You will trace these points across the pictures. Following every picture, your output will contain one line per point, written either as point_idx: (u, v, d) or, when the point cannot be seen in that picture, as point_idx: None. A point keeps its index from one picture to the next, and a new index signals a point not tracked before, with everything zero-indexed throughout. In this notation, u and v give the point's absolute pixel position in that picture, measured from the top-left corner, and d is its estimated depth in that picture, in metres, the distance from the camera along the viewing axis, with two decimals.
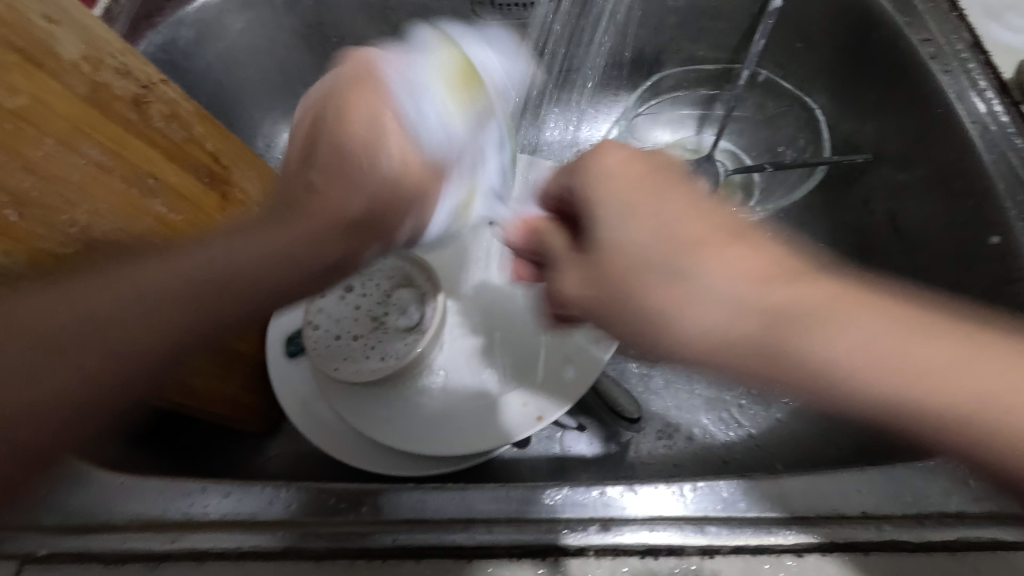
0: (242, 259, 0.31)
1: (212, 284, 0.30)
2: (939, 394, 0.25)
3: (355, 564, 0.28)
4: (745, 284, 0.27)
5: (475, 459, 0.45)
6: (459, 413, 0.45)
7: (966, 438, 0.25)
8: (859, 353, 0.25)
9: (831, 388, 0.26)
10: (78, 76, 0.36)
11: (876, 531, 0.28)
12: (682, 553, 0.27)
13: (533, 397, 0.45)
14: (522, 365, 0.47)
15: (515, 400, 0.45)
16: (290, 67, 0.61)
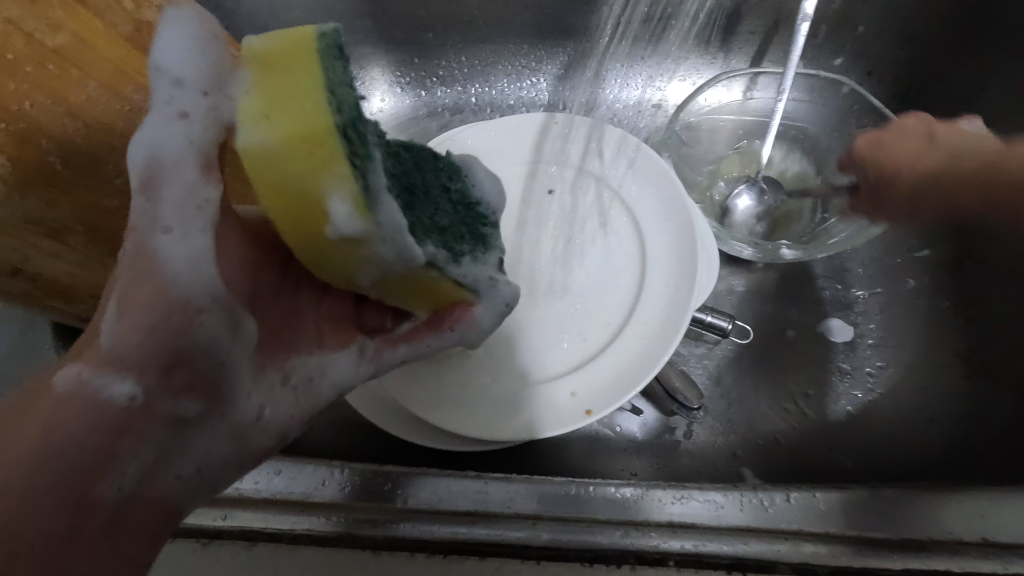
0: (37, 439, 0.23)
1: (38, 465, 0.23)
2: None
3: (414, 557, 0.26)
4: None
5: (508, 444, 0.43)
6: (495, 378, 0.43)
7: None
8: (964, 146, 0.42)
9: None
10: (121, 15, 0.33)
11: (1001, 564, 0.24)
12: (773, 570, 0.25)
13: (585, 390, 0.42)
14: (575, 359, 0.44)
15: (565, 392, 0.42)
16: (337, 12, 0.57)
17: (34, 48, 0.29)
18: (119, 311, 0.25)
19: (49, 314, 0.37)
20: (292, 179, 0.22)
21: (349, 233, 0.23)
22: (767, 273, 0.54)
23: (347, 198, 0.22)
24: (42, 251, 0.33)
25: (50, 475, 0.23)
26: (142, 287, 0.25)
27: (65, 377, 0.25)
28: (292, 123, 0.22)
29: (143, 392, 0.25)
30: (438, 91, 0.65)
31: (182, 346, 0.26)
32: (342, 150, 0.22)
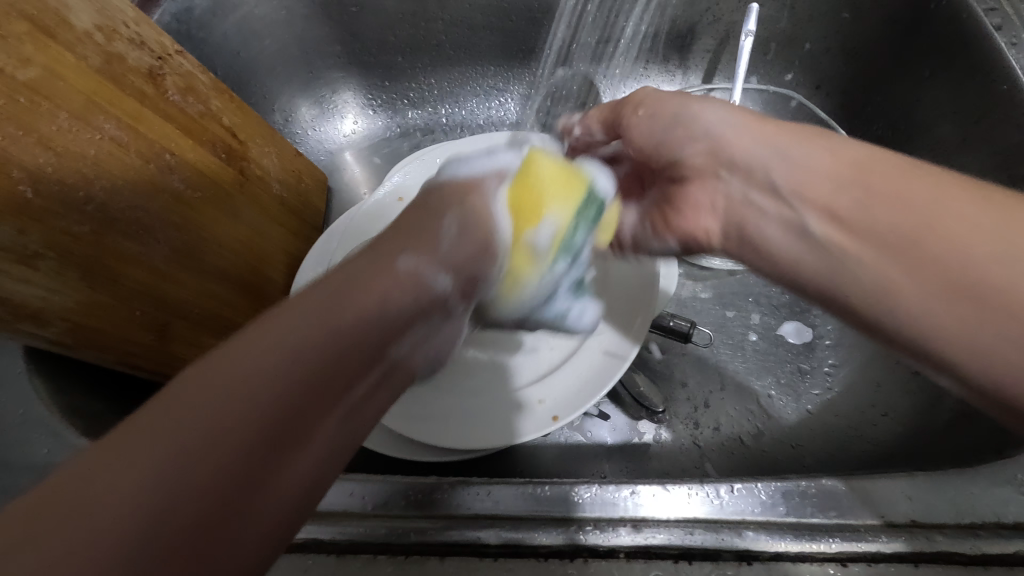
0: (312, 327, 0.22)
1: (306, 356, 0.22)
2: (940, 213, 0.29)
3: (378, 559, 0.27)
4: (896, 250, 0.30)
5: (481, 453, 0.44)
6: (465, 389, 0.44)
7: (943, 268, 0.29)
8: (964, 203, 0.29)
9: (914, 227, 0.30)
10: (92, 48, 0.36)
11: (927, 542, 0.26)
12: (718, 559, 0.26)
13: (551, 399, 0.43)
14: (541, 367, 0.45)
15: (534, 399, 0.44)
16: (307, 39, 0.59)
17: (5, 82, 0.31)
18: (454, 225, 0.30)
19: (21, 337, 0.37)
20: (548, 189, 0.33)
21: (547, 242, 0.33)
22: (729, 278, 0.56)
23: (560, 220, 0.33)
24: (12, 277, 0.33)
25: (327, 358, 0.22)
26: (476, 211, 0.31)
27: (402, 261, 0.27)
28: (557, 172, 0.34)
29: (447, 289, 0.29)
30: (409, 113, 0.67)
31: (400, 318, 0.26)
32: (583, 195, 0.34)
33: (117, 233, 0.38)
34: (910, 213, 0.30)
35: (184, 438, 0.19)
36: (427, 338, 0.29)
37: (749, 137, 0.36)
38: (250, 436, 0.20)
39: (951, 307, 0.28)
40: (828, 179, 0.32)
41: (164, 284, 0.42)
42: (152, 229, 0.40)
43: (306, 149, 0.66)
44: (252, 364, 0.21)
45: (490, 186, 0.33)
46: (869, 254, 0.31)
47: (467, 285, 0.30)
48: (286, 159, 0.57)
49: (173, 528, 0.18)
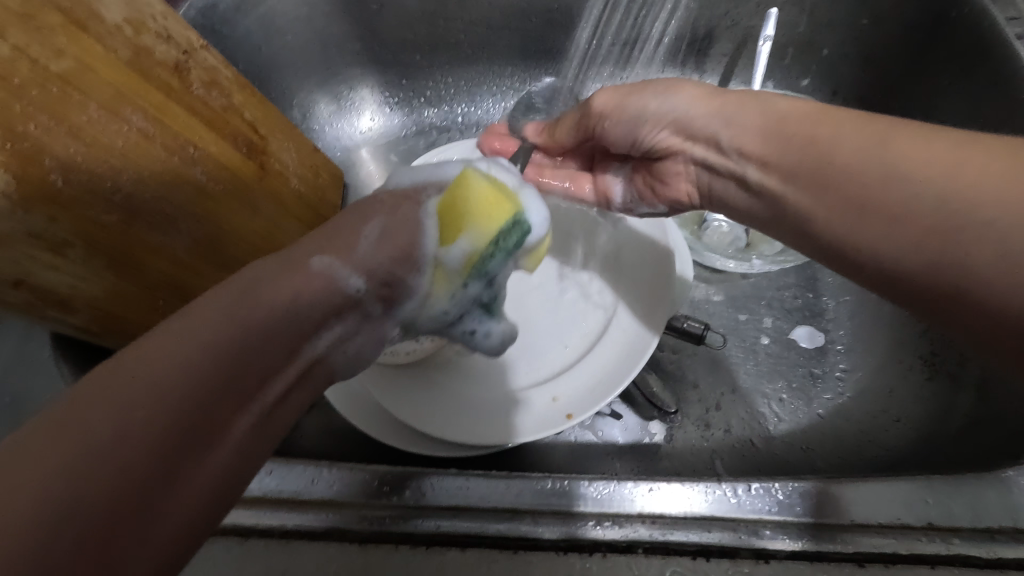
0: (234, 319, 0.22)
1: (225, 350, 0.22)
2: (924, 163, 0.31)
3: (399, 549, 0.28)
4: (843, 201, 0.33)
5: (495, 450, 0.44)
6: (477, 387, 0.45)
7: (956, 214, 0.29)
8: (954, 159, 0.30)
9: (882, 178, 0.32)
10: (121, 41, 0.37)
11: (944, 544, 0.26)
12: (736, 556, 0.27)
13: (579, 369, 0.45)
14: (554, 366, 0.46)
15: (547, 396, 0.44)
16: (328, 36, 0.60)
17: (38, 72, 0.32)
18: (379, 229, 0.29)
19: (50, 323, 0.39)
20: (468, 206, 0.30)
21: (454, 264, 0.31)
22: (742, 281, 0.56)
23: (471, 245, 0.30)
24: (42, 264, 0.34)
25: (246, 353, 0.22)
26: (407, 219, 0.30)
27: (313, 262, 0.26)
28: (489, 193, 0.31)
29: (362, 292, 0.28)
30: (425, 112, 0.67)
31: (313, 318, 0.25)
32: (505, 222, 0.31)
33: (142, 223, 0.39)
34: (863, 158, 0.32)
35: (91, 427, 0.19)
36: (351, 336, 0.28)
37: (714, 110, 0.38)
38: (161, 432, 0.19)
39: (906, 259, 0.31)
40: (771, 142, 0.36)
41: (185, 275, 0.43)
42: (176, 220, 0.41)
43: (323, 145, 0.66)
44: (171, 355, 0.20)
45: (423, 196, 0.32)
46: (831, 211, 0.34)
47: (386, 291, 0.29)
48: (304, 155, 0.58)
49: (77, 516, 0.17)
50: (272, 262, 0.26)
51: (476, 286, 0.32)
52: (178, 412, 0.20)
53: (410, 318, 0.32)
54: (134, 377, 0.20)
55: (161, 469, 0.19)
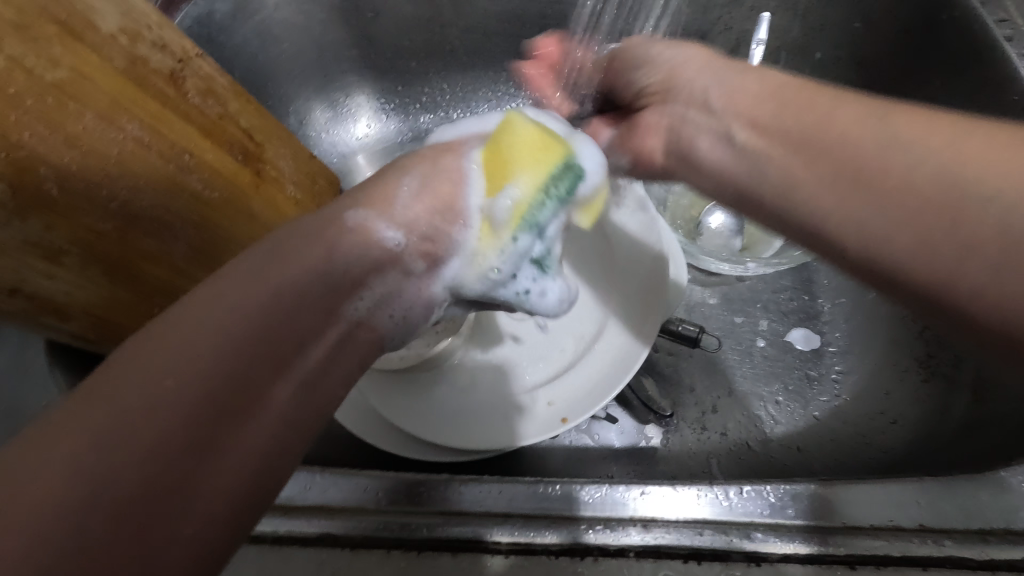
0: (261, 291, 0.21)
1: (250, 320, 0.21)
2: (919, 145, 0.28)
3: (391, 554, 0.28)
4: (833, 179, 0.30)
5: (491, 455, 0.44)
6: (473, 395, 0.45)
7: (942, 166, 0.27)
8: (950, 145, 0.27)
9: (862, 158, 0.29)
10: (116, 50, 0.37)
11: (935, 546, 0.26)
12: (727, 559, 0.27)
13: (580, 367, 0.45)
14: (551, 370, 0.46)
15: (543, 400, 0.44)
16: (324, 43, 0.60)
17: (34, 82, 0.32)
18: (417, 183, 0.27)
19: (44, 330, 0.39)
20: (515, 142, 0.28)
21: (501, 209, 0.27)
22: (737, 284, 0.56)
23: (521, 189, 0.27)
24: (38, 272, 0.35)
25: (274, 321, 0.21)
26: (450, 170, 0.28)
27: (351, 216, 0.25)
28: (535, 137, 0.29)
29: (401, 245, 0.26)
30: (421, 117, 0.68)
31: (352, 274, 0.24)
32: (555, 162, 0.28)
33: (139, 230, 0.39)
34: (862, 142, 0.29)
35: (117, 406, 0.18)
36: (394, 296, 0.26)
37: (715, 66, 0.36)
38: (187, 402, 0.19)
39: (891, 227, 0.28)
40: (766, 112, 0.33)
41: (182, 281, 0.43)
42: (173, 227, 0.41)
43: (320, 151, 0.66)
44: (195, 327, 0.20)
45: (467, 147, 0.29)
46: (819, 179, 0.30)
47: (430, 246, 0.26)
48: (300, 161, 0.58)
49: (103, 493, 0.17)
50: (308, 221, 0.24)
51: (536, 235, 0.28)
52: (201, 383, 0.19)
53: (458, 284, 0.28)
54: (159, 349, 0.19)
55: (193, 442, 0.19)
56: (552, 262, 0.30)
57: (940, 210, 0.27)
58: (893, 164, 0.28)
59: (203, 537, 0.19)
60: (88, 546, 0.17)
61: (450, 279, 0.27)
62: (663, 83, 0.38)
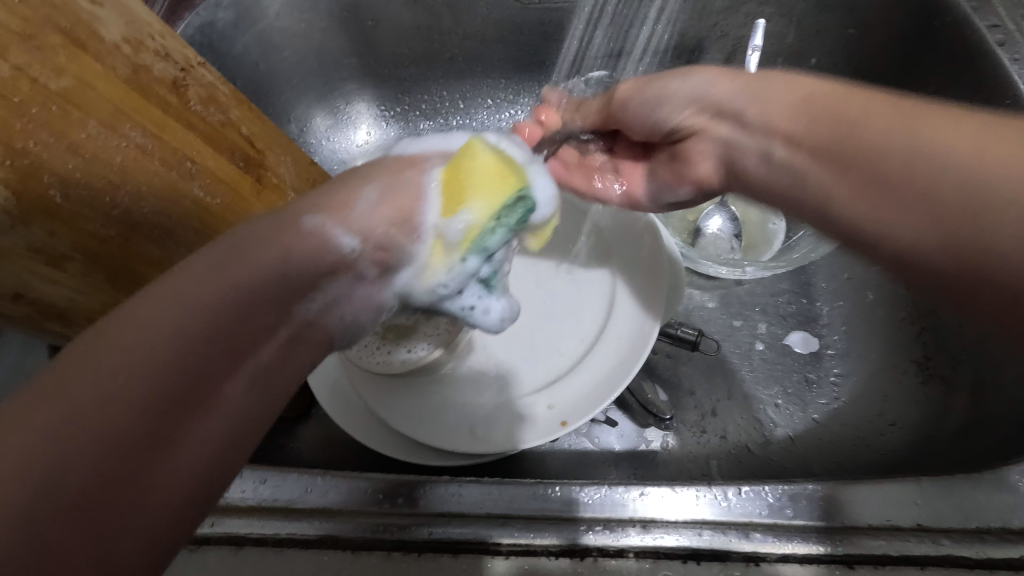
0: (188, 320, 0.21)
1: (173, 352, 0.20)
2: (939, 139, 0.28)
3: (392, 556, 0.28)
4: (860, 183, 0.31)
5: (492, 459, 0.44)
6: (471, 393, 0.45)
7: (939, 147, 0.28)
8: (976, 136, 0.27)
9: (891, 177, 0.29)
10: (120, 59, 0.38)
11: (934, 545, 0.26)
12: (727, 559, 0.27)
13: (574, 376, 0.45)
14: (548, 376, 0.46)
15: (543, 404, 0.44)
16: (324, 51, 0.61)
17: (38, 91, 0.32)
18: (378, 194, 0.28)
19: (47, 334, 0.39)
20: (473, 168, 0.29)
21: (452, 236, 0.29)
22: (736, 288, 0.56)
23: (472, 221, 0.29)
24: (40, 277, 0.35)
25: (201, 351, 0.21)
26: (415, 186, 0.29)
27: (307, 220, 0.25)
28: (495, 165, 0.29)
29: (357, 252, 0.27)
30: (421, 125, 0.68)
31: (306, 279, 0.25)
32: (507, 196, 0.29)
33: (140, 236, 0.39)
34: (891, 137, 0.30)
35: (14, 458, 0.17)
36: (341, 301, 0.27)
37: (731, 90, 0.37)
38: (100, 448, 0.18)
39: (922, 232, 0.28)
40: (798, 123, 0.34)
41: None
42: (173, 234, 0.42)
43: (321, 158, 0.67)
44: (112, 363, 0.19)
45: (428, 164, 0.30)
46: (848, 188, 0.31)
47: (382, 253, 0.28)
48: (301, 167, 0.59)
49: (55, 499, 0.18)
50: (242, 237, 0.24)
51: (484, 262, 0.30)
52: (119, 425, 0.19)
53: (407, 292, 0.30)
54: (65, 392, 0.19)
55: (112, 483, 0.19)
56: (497, 280, 0.33)
57: (951, 211, 0.27)
58: (931, 160, 0.28)
59: (151, 535, 0.20)
60: (49, 543, 0.17)
61: (401, 286, 0.30)
62: (705, 117, 0.39)
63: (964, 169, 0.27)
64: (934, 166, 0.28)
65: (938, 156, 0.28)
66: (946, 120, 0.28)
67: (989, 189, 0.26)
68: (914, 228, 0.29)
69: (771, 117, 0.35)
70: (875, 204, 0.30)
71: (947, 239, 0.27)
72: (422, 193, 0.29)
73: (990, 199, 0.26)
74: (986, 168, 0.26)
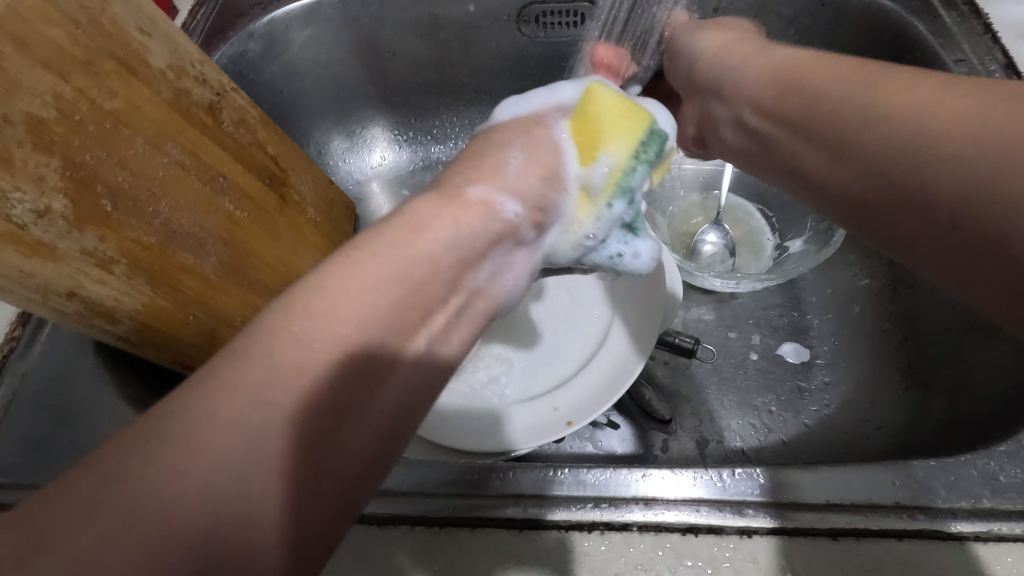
0: (325, 341, 0.22)
1: (306, 372, 0.22)
2: (901, 104, 0.31)
3: (415, 530, 0.30)
4: (841, 155, 0.34)
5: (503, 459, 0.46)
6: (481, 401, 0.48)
7: (898, 122, 0.31)
8: (969, 109, 0.28)
9: (880, 134, 0.31)
10: (164, 84, 0.42)
11: (909, 520, 0.29)
12: (721, 532, 0.29)
13: (579, 378, 0.48)
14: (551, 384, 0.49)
15: (549, 406, 0.47)
16: (343, 80, 0.65)
17: (95, 111, 0.36)
18: (522, 157, 0.31)
19: (92, 333, 0.41)
20: (603, 107, 0.32)
21: (599, 179, 0.31)
22: (731, 301, 0.60)
23: (615, 159, 0.31)
24: (92, 279, 0.37)
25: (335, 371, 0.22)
26: (546, 142, 0.32)
27: (471, 192, 0.28)
28: (618, 107, 0.33)
29: (519, 218, 0.29)
30: (432, 149, 0.73)
31: (476, 247, 0.27)
32: (641, 129, 0.32)
33: (178, 245, 0.42)
34: (859, 111, 0.32)
35: (178, 468, 0.19)
36: (495, 270, 0.28)
37: (721, 56, 0.43)
38: (253, 464, 0.20)
39: (907, 207, 0.30)
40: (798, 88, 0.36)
41: (216, 295, 0.46)
42: (205, 243, 0.45)
43: (337, 178, 0.71)
44: (256, 384, 0.21)
45: (552, 119, 0.33)
46: (857, 176, 0.33)
47: (539, 216, 0.30)
48: (320, 188, 0.62)
49: (216, 516, 0.19)
50: (382, 237, 0.25)
51: (634, 196, 0.32)
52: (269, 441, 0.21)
53: (553, 251, 0.32)
54: (219, 408, 0.20)
55: (265, 494, 0.20)
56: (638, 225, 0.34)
57: (923, 181, 0.29)
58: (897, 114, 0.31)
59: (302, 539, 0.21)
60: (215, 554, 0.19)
61: (550, 248, 0.32)
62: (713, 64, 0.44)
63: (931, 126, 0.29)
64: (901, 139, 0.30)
65: (907, 114, 0.30)
66: (928, 82, 0.30)
67: (941, 146, 0.28)
68: (892, 202, 0.31)
69: (748, 90, 0.40)
70: (851, 182, 0.33)
71: (911, 207, 0.30)
72: (556, 150, 0.32)
73: (940, 157, 0.28)
74: (937, 118, 0.29)
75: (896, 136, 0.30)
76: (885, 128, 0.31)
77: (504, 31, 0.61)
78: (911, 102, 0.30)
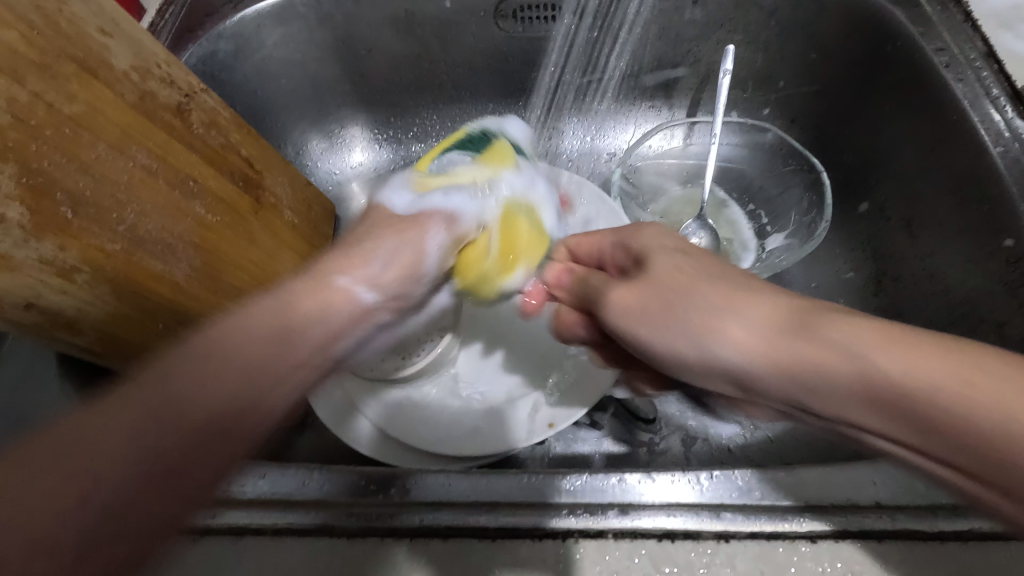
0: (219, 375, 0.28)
1: (200, 397, 0.28)
2: (886, 360, 0.26)
3: (385, 541, 0.30)
4: (771, 333, 0.29)
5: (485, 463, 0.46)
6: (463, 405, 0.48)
7: (956, 410, 0.24)
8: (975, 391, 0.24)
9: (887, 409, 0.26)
10: (128, 86, 0.41)
11: (889, 520, 0.28)
12: (698, 537, 0.29)
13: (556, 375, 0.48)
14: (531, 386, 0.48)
15: (530, 409, 0.46)
16: (319, 79, 0.64)
17: (52, 115, 0.35)
18: (390, 256, 0.35)
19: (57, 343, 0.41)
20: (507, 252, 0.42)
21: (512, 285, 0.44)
22: None
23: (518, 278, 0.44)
24: (53, 289, 0.36)
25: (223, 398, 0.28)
26: (407, 252, 0.36)
27: (338, 281, 0.33)
28: (532, 234, 0.43)
29: (375, 304, 0.34)
30: (413, 147, 0.71)
31: (330, 332, 0.32)
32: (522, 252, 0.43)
33: (146, 251, 0.41)
34: (887, 412, 0.26)
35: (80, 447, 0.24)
36: (342, 340, 0.34)
37: (765, 352, 0.29)
38: (148, 460, 0.26)
39: (907, 430, 0.26)
40: (781, 349, 0.28)
41: (187, 301, 0.45)
42: (175, 248, 0.43)
43: (316, 179, 0.70)
44: (165, 394, 0.27)
45: (433, 226, 0.37)
46: (777, 372, 0.29)
47: (397, 302, 0.37)
48: (297, 188, 0.61)
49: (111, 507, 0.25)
50: (282, 298, 0.32)
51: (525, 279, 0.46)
52: (159, 444, 0.26)
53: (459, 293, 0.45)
54: (122, 408, 0.26)
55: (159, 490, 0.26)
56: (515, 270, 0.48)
57: (927, 421, 0.25)
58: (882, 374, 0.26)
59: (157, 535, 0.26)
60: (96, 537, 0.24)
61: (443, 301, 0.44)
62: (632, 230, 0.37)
63: (955, 401, 0.24)
64: (885, 388, 0.26)
65: (901, 374, 0.25)
66: (872, 329, 0.27)
67: (967, 416, 0.24)
68: (885, 425, 0.27)
69: (739, 356, 0.29)
70: (875, 422, 0.27)
71: (926, 443, 0.26)
72: (418, 256, 0.36)
73: (973, 424, 0.24)
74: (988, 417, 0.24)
75: (897, 371, 0.26)
76: (893, 384, 0.26)
77: (481, 27, 0.60)
78: (929, 390, 0.25)
